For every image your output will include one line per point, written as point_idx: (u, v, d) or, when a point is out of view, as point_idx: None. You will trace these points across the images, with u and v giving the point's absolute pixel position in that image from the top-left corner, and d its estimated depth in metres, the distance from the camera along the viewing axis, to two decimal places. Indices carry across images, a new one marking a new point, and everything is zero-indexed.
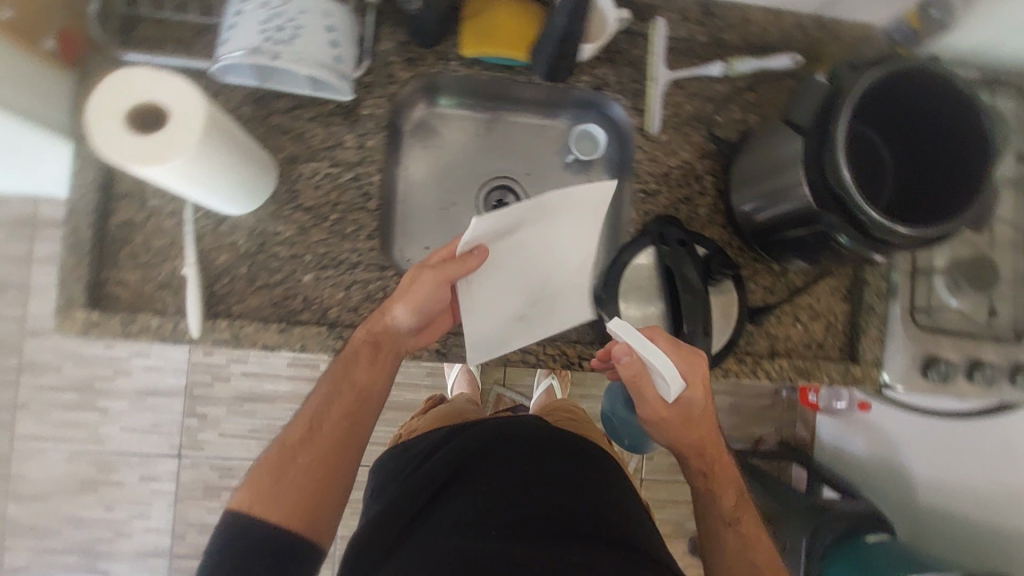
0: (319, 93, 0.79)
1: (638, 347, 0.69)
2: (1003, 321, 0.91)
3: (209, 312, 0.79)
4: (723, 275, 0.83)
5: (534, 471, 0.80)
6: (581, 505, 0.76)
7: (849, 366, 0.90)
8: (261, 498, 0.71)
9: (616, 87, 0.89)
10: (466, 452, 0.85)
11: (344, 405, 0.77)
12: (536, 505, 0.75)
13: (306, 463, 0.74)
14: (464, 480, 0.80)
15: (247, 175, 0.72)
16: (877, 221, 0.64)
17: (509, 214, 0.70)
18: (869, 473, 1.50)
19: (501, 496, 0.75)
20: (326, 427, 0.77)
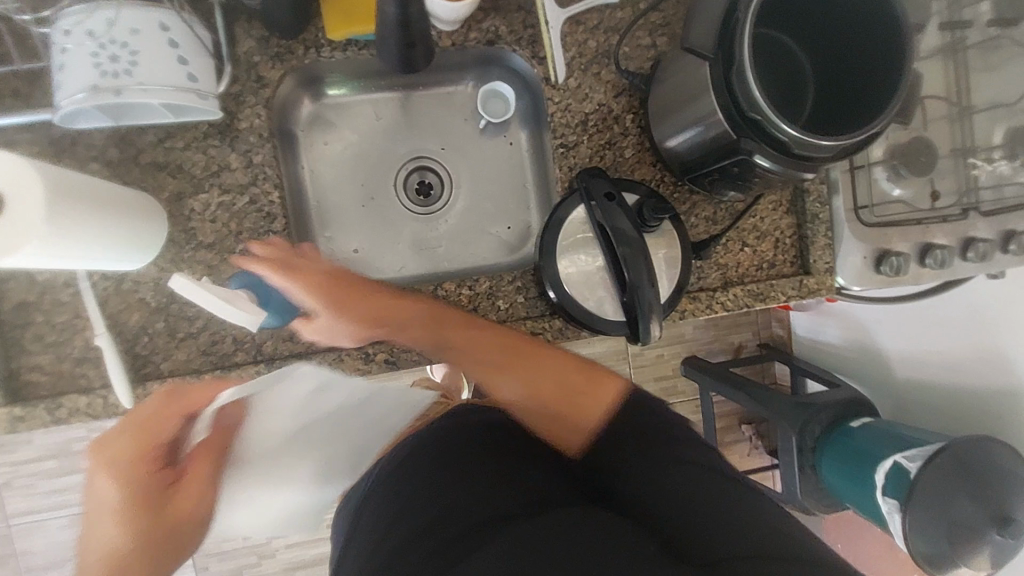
0: (185, 118, 0.72)
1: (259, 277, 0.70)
2: (950, 199, 0.89)
3: (137, 377, 0.74)
4: (658, 221, 0.78)
5: (485, 478, 0.61)
6: (547, 503, 0.58)
7: (803, 279, 0.88)
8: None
9: (510, 38, 0.82)
10: (412, 470, 0.64)
11: (172, 506, 0.63)
12: (472, 509, 0.58)
13: (139, 551, 0.61)
14: (387, 505, 0.63)
15: (125, 229, 0.66)
16: (797, 139, 0.61)
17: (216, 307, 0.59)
18: (845, 360, 1.52)
19: (427, 502, 0.60)
20: (146, 523, 0.61)
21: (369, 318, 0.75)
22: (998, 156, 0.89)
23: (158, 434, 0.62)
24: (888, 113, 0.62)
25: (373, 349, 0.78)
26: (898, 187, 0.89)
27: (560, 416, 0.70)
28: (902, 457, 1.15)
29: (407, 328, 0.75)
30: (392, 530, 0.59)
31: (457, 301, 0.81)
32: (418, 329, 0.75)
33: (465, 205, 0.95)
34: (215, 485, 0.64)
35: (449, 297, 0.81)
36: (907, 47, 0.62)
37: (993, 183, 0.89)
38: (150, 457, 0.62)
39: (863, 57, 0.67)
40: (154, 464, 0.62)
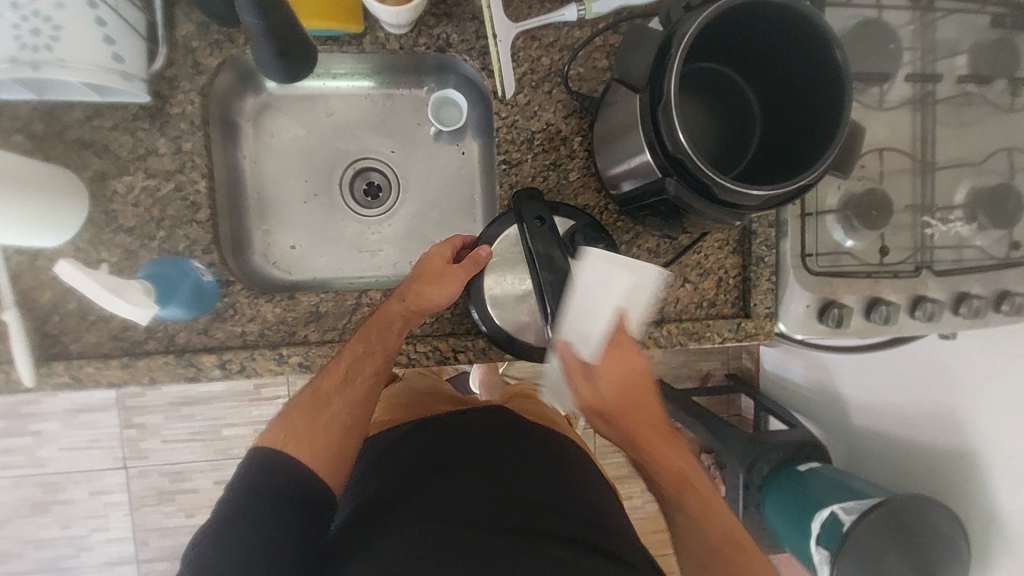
0: (109, 97, 0.70)
1: (96, 284, 0.58)
2: (903, 254, 0.87)
3: (44, 355, 0.73)
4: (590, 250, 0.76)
5: (518, 451, 0.73)
6: (565, 490, 0.70)
7: (741, 322, 0.86)
8: (299, 439, 0.66)
9: (461, 46, 0.80)
10: (452, 438, 0.75)
11: (373, 368, 0.73)
12: (526, 490, 0.67)
13: (339, 408, 0.70)
14: (444, 488, 0.67)
15: (32, 205, 0.65)
16: (718, 184, 0.59)
17: (101, 281, 0.59)
18: (807, 400, 1.49)
19: (487, 481, 0.68)
20: (361, 377, 0.72)
21: (626, 417, 0.75)
22: (956, 216, 0.87)
23: (422, 293, 0.75)
24: (820, 167, 0.60)
25: (287, 351, 0.76)
26: (851, 237, 0.86)
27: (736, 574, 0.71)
28: (840, 508, 1.13)
29: (626, 391, 0.73)
30: (448, 491, 0.66)
31: None
32: (650, 434, 0.76)
33: (410, 211, 0.93)
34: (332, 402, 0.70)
35: (372, 305, 0.79)
36: (845, 100, 0.59)
37: (948, 244, 0.87)
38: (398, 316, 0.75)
39: (806, 106, 0.64)
40: (398, 324, 0.74)
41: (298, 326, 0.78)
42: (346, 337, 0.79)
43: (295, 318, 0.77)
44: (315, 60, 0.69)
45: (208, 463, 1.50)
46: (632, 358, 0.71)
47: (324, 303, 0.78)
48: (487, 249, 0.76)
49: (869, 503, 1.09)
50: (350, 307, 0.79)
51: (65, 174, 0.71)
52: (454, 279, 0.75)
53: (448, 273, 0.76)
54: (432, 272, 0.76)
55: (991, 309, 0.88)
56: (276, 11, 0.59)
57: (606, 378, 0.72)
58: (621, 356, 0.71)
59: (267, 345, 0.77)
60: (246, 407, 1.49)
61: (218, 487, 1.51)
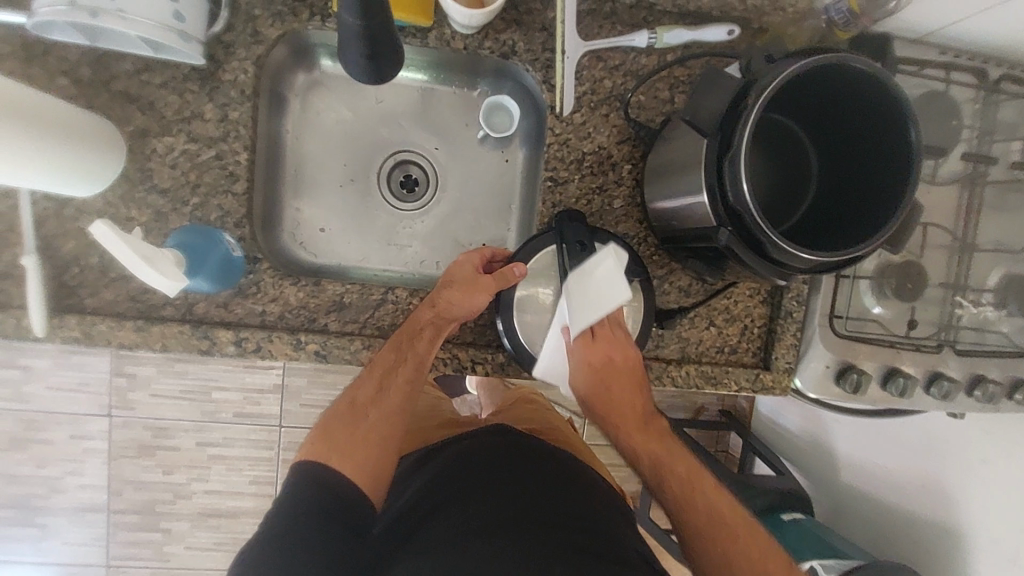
0: (163, 54, 0.68)
1: (128, 248, 0.57)
2: (930, 330, 0.87)
3: (58, 306, 0.71)
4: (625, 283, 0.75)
5: (539, 474, 0.74)
6: (588, 512, 0.70)
7: (760, 373, 0.86)
8: (339, 451, 0.68)
9: (525, 55, 0.78)
10: (472, 457, 0.76)
11: (404, 377, 0.73)
12: (549, 505, 0.69)
13: (375, 420, 0.72)
14: (471, 499, 0.68)
15: (71, 153, 0.63)
16: (774, 244, 0.58)
17: (136, 246, 0.58)
18: (796, 448, 1.50)
19: (511, 493, 0.69)
20: (394, 385, 0.73)
21: (594, 356, 0.75)
22: (986, 299, 0.87)
23: (451, 302, 0.75)
24: (877, 240, 0.59)
25: (305, 337, 0.75)
26: (880, 305, 0.86)
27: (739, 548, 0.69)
28: (818, 564, 1.12)
29: (589, 349, 0.75)
30: (476, 502, 0.68)
31: (406, 310, 0.78)
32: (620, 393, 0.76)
33: (445, 210, 0.91)
34: (373, 415, 0.72)
35: (398, 303, 0.78)
36: (910, 177, 0.59)
37: (975, 325, 0.87)
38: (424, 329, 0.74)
39: (867, 175, 0.64)
40: (427, 332, 0.74)
41: (319, 314, 0.76)
42: (367, 332, 0.78)
43: (317, 305, 0.76)
44: (396, 72, 0.66)
45: (193, 423, 1.49)
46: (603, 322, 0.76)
47: (349, 294, 0.77)
48: (521, 269, 0.75)
49: (848, 565, 1.09)
50: (375, 302, 0.78)
51: (103, 123, 0.68)
52: (482, 286, 0.75)
53: (479, 282, 0.75)
54: (461, 281, 0.76)
55: (1002, 397, 0.87)
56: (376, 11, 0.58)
57: (580, 340, 0.75)
58: (599, 333, 0.75)
59: (285, 328, 0.75)
60: (239, 373, 1.47)
61: (200, 449, 1.49)
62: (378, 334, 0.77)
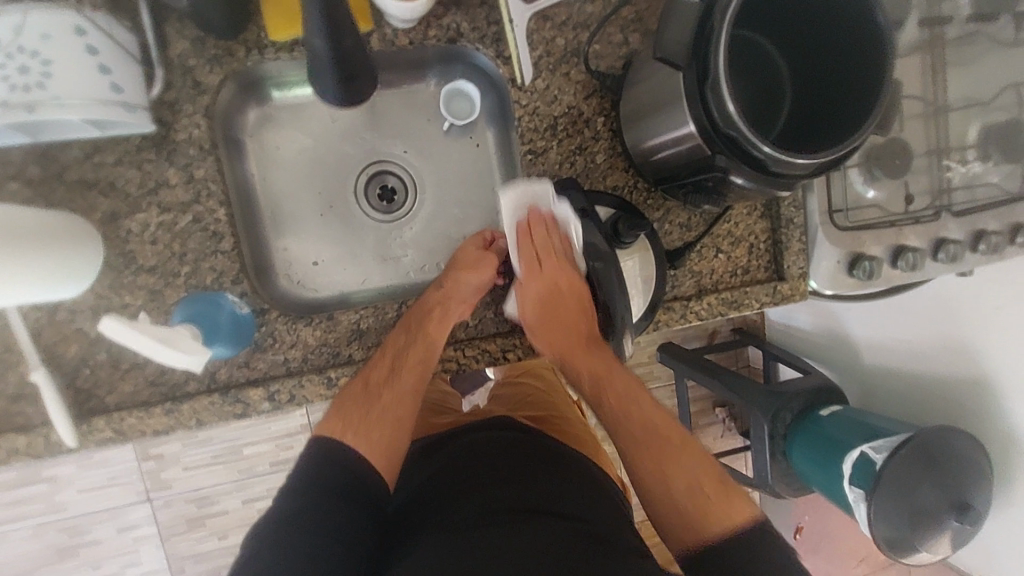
0: (110, 130, 0.65)
1: (147, 333, 0.55)
2: (925, 200, 0.89)
3: (80, 411, 0.69)
4: (633, 236, 0.75)
5: (544, 462, 0.70)
6: (592, 496, 0.67)
7: (777, 286, 0.87)
8: (354, 429, 0.66)
9: (473, 35, 0.76)
10: (475, 452, 0.71)
11: (417, 360, 0.72)
12: (549, 486, 0.65)
13: (390, 403, 0.69)
14: (468, 492, 0.64)
15: (45, 260, 0.61)
16: (774, 157, 0.59)
17: (153, 331, 0.56)
18: (815, 345, 1.53)
19: (512, 476, 0.66)
20: (407, 367, 0.71)
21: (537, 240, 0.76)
22: (971, 156, 0.88)
23: (461, 280, 0.75)
24: (869, 126, 0.59)
25: (335, 373, 0.74)
26: (872, 188, 0.88)
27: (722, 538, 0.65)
28: (869, 448, 1.17)
29: (551, 308, 0.76)
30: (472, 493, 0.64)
31: None
32: (589, 359, 0.75)
33: (430, 210, 0.90)
34: (391, 396, 0.70)
35: None
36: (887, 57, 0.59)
37: (965, 184, 0.89)
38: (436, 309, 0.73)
39: (842, 67, 0.64)
40: (436, 314, 0.73)
41: (342, 346, 0.75)
42: None
43: (337, 338, 0.75)
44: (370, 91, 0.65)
45: (234, 484, 1.47)
46: (552, 270, 0.77)
47: (365, 319, 0.76)
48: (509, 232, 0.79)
49: (897, 438, 1.14)
50: (392, 319, 0.77)
51: (67, 215, 0.65)
52: (489, 263, 0.78)
53: (482, 261, 0.78)
54: (467, 261, 0.77)
55: (1007, 243, 0.88)
56: (346, 28, 0.57)
57: (530, 299, 0.76)
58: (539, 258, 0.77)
59: (313, 369, 0.74)
60: (265, 423, 1.46)
61: (247, 507, 1.48)
62: None
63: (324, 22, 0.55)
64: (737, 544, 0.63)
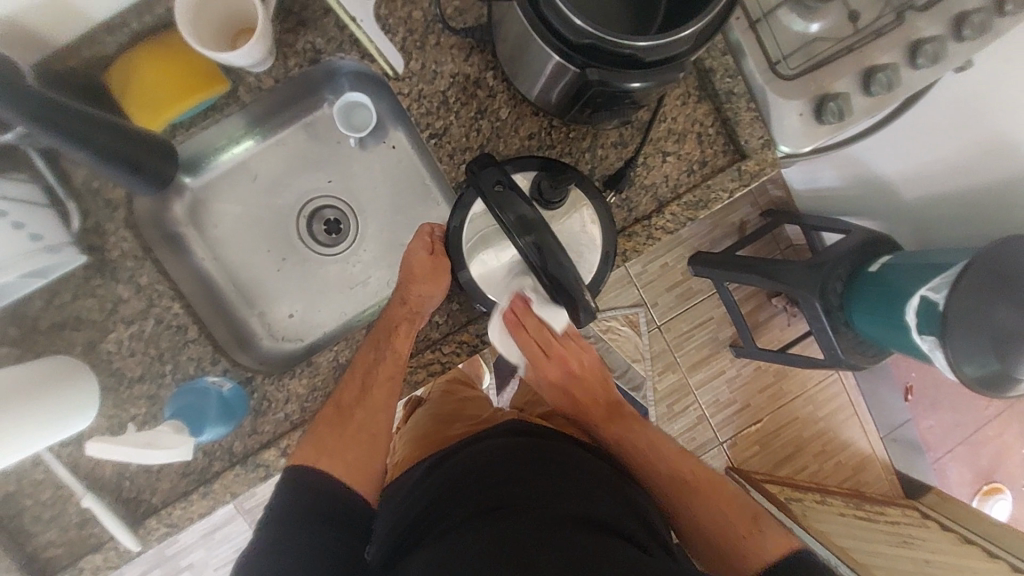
0: (53, 274, 0.71)
1: (121, 448, 0.63)
2: (876, 10, 0.78)
3: (135, 518, 0.76)
4: (559, 194, 0.72)
5: (532, 461, 0.68)
6: (587, 488, 0.65)
7: (741, 166, 0.79)
8: (328, 453, 0.69)
9: (331, 46, 0.74)
10: (473, 459, 0.70)
11: (387, 373, 0.75)
12: (535, 483, 0.64)
13: (363, 419, 0.73)
14: (459, 503, 0.64)
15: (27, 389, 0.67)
16: (645, 47, 0.54)
17: (128, 441, 0.64)
18: (850, 199, 1.35)
19: (501, 479, 0.65)
20: (379, 383, 0.74)
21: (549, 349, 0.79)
22: None
23: (417, 294, 0.76)
24: None
25: None
26: (814, 21, 0.79)
27: (741, 547, 0.70)
28: (929, 290, 1.04)
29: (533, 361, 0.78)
30: (462, 503, 0.64)
31: None
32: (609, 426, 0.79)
33: (376, 227, 0.90)
34: (374, 420, 0.74)
35: None
36: None
37: None
38: (403, 325, 0.76)
39: None
40: (403, 327, 0.76)
41: (332, 386, 0.78)
42: None
43: (325, 380, 0.78)
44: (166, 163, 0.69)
45: None
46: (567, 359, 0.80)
47: (343, 352, 0.78)
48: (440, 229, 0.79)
49: (951, 272, 1.01)
50: None
51: (83, 373, 0.72)
52: (443, 270, 0.76)
53: (433, 266, 0.76)
54: (422, 272, 0.76)
55: (995, 17, 0.73)
56: (92, 130, 0.60)
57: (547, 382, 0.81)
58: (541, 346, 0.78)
59: (313, 415, 0.77)
60: None
61: None
62: None
63: (61, 137, 0.59)
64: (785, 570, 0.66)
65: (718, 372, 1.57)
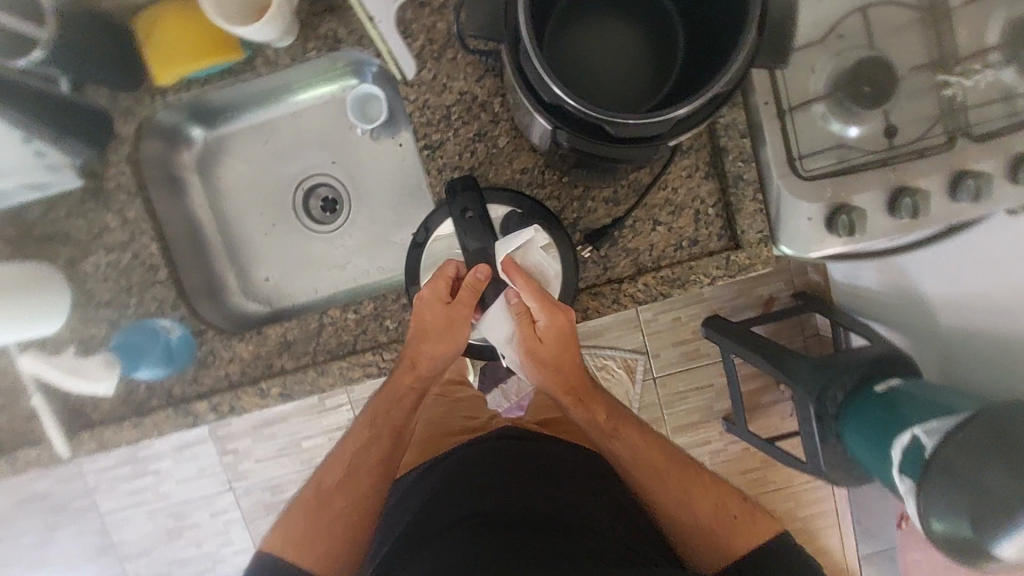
0: (52, 190, 0.78)
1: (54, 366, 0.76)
2: (927, 127, 0.72)
3: (73, 427, 0.82)
4: (527, 236, 0.72)
5: (532, 475, 0.67)
6: (584, 504, 0.64)
7: (731, 255, 0.74)
8: (306, 539, 0.67)
9: (351, 37, 0.75)
10: (478, 463, 0.69)
11: (378, 454, 0.71)
12: (535, 499, 0.63)
13: (350, 500, 0.69)
14: (460, 506, 0.63)
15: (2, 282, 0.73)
16: (618, 120, 0.51)
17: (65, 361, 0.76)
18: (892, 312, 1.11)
19: (505, 489, 0.64)
20: (371, 458, 0.70)
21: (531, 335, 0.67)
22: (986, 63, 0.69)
23: (422, 356, 0.70)
24: (736, 65, 0.50)
25: (266, 384, 0.79)
26: (853, 124, 0.75)
27: None
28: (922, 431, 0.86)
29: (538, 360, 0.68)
30: (466, 506, 0.63)
31: (344, 326, 0.79)
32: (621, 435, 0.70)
33: (365, 217, 0.91)
34: (361, 502, 0.69)
35: (336, 322, 0.79)
36: None
37: (985, 99, 0.70)
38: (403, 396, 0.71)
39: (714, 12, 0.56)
40: (406, 399, 0.71)
41: (273, 358, 0.80)
42: (320, 358, 0.80)
43: (269, 351, 0.80)
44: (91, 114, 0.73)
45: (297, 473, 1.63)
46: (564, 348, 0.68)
47: (291, 331, 0.80)
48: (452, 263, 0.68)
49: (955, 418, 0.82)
50: (316, 329, 0.79)
51: (61, 305, 0.77)
52: (457, 326, 0.69)
53: (453, 321, 0.68)
54: (434, 330, 0.68)
55: None
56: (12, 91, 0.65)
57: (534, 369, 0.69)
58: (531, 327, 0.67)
59: (250, 381, 0.80)
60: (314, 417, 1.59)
61: None
62: (329, 357, 0.79)
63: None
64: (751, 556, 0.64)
65: (702, 442, 1.38)
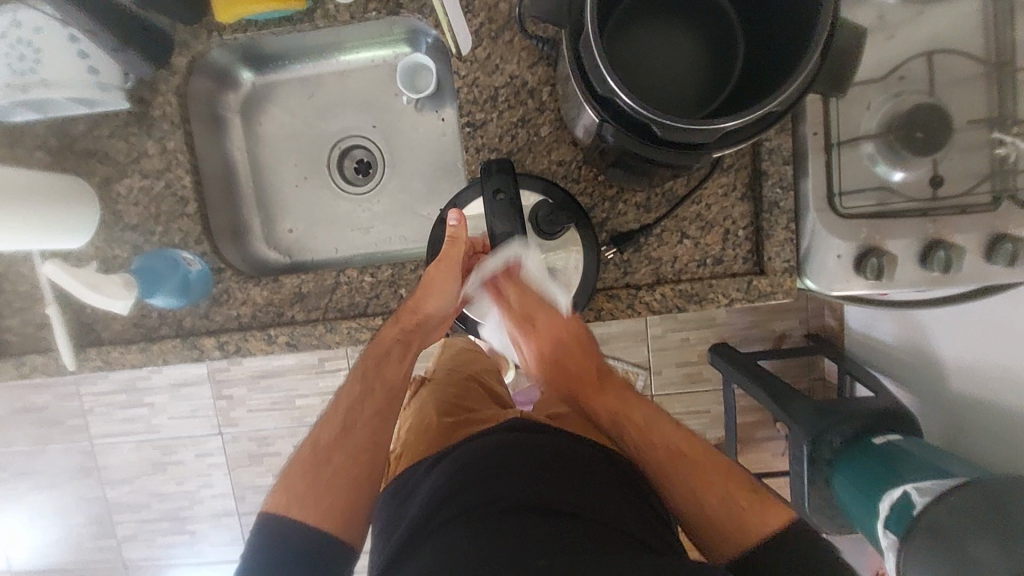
0: (99, 108, 0.79)
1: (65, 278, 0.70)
2: (971, 184, 0.72)
3: (82, 341, 0.83)
4: (556, 230, 0.71)
5: (545, 460, 0.61)
6: (602, 496, 0.59)
7: (753, 280, 0.74)
8: (304, 497, 0.62)
9: (412, 5, 0.75)
10: (484, 445, 0.63)
11: (372, 408, 0.69)
12: (551, 487, 0.57)
13: (349, 458, 0.65)
14: (469, 491, 0.58)
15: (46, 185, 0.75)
16: (666, 124, 0.51)
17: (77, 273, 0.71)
18: (904, 367, 1.09)
19: (518, 474, 0.59)
20: (367, 409, 0.69)
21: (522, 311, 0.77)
22: None
23: (417, 305, 0.73)
24: (793, 84, 0.49)
25: (274, 331, 0.80)
26: (899, 169, 0.74)
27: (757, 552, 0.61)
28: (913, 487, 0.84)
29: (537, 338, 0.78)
30: (473, 492, 0.57)
31: (359, 288, 0.79)
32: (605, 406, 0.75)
33: (395, 185, 0.92)
34: (357, 461, 0.65)
35: (351, 282, 0.79)
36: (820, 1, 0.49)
37: None
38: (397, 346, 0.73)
39: (781, 32, 0.56)
40: (398, 349, 0.73)
41: (285, 307, 0.81)
42: (330, 315, 0.81)
43: (282, 299, 0.81)
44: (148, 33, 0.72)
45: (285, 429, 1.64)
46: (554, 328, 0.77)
47: (306, 283, 0.80)
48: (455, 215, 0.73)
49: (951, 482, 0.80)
50: (331, 286, 0.80)
51: (89, 220, 0.79)
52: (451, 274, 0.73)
53: (439, 277, 0.73)
54: (429, 282, 0.73)
55: None
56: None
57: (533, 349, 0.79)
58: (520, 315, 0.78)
59: (259, 326, 0.81)
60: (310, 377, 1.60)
61: None
62: (338, 315, 0.80)
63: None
64: (770, 545, 0.59)
65: None
